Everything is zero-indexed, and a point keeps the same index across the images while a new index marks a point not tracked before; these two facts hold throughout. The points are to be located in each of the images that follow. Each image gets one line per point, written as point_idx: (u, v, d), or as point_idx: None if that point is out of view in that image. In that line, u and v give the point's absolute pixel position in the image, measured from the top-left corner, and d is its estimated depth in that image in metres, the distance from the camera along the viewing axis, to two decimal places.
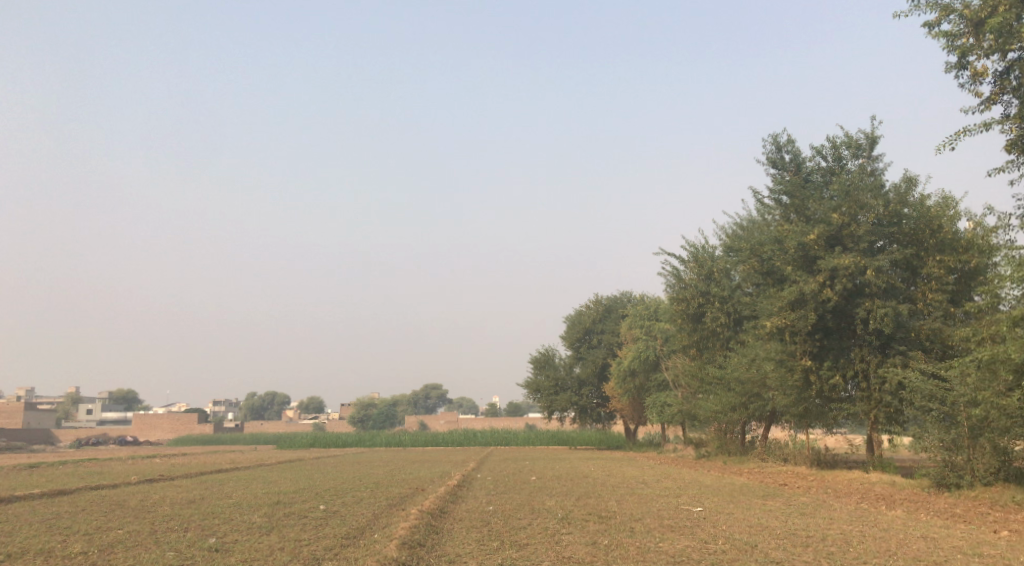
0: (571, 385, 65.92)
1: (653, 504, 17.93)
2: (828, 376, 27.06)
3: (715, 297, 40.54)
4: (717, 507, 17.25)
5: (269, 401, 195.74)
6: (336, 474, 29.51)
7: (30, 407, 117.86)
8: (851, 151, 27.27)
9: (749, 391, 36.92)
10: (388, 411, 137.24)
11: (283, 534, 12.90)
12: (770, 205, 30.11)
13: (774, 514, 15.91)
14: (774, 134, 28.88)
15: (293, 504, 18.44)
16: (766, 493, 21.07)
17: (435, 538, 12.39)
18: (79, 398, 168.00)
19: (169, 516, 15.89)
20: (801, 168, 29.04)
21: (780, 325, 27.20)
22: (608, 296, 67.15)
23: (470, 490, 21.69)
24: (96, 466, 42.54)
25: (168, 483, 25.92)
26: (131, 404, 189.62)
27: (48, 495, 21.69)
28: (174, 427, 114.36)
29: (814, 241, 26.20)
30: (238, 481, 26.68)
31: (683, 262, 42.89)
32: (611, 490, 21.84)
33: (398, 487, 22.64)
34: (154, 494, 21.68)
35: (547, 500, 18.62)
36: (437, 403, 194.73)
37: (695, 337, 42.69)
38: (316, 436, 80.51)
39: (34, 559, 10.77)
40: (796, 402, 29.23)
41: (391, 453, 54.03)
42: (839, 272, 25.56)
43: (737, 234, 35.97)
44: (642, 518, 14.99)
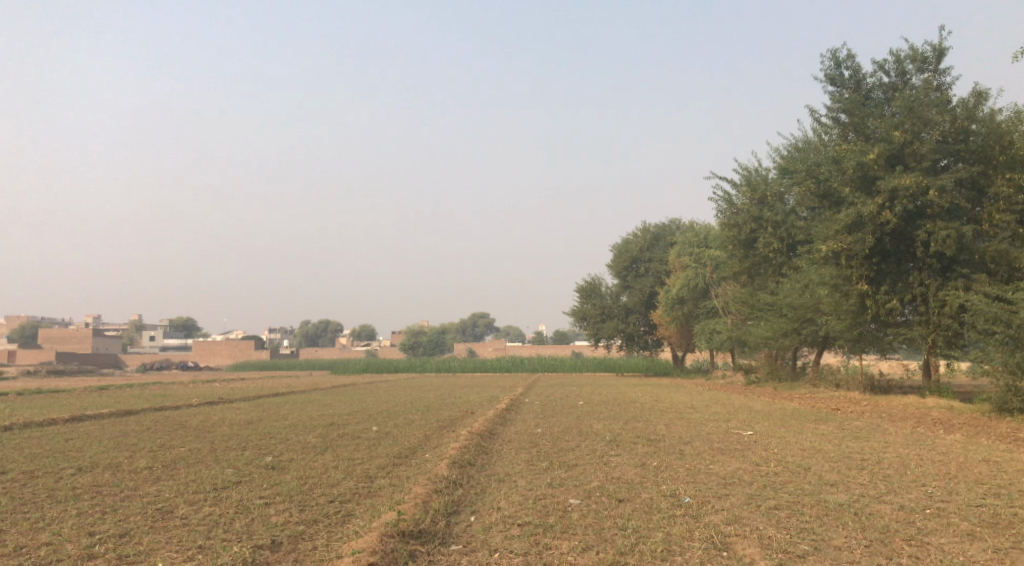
0: (619, 312, 65.77)
1: (703, 428, 17.83)
2: (885, 301, 26.42)
3: (768, 222, 39.64)
4: (768, 431, 17.09)
5: (322, 328, 200.20)
6: (388, 398, 30.07)
7: (97, 334, 122.47)
8: (916, 65, 25.97)
9: (802, 317, 36.33)
10: (437, 338, 139.27)
11: (337, 454, 13.14)
12: (827, 124, 29.01)
13: (826, 438, 15.70)
14: (834, 49, 27.62)
15: (346, 425, 18.79)
16: (819, 418, 20.80)
17: (485, 458, 12.49)
18: (142, 325, 173.98)
19: (228, 435, 16.34)
20: (861, 85, 27.83)
21: (836, 249, 26.49)
22: (657, 223, 66.28)
23: (518, 414, 21.87)
24: (160, 389, 44.09)
25: (227, 405, 26.71)
26: (191, 332, 195.81)
27: (114, 415, 22.50)
28: (232, 354, 117.88)
29: (873, 161, 25.24)
30: (294, 404, 27.37)
31: (735, 186, 41.91)
32: (660, 414, 21.82)
33: (448, 410, 22.95)
34: (214, 415, 22.35)
35: (596, 423, 18.66)
36: (485, 330, 196.91)
37: (747, 263, 41.98)
38: (368, 362, 82.19)
39: (101, 473, 11.12)
40: (851, 327, 28.68)
41: (441, 379, 54.89)
42: (899, 193, 24.65)
43: (791, 155, 34.87)
44: (691, 441, 14.92)
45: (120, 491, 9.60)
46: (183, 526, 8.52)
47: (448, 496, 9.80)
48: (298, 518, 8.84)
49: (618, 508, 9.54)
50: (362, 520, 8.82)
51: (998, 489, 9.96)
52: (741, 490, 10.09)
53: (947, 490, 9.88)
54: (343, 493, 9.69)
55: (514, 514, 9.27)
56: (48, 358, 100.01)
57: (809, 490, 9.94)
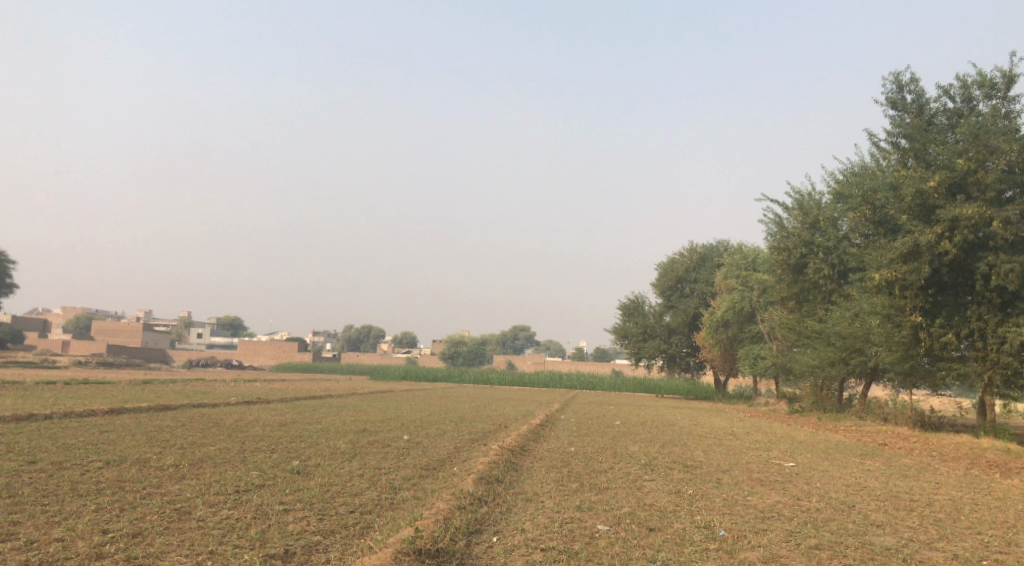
0: (661, 332, 64.88)
1: (742, 456, 17.26)
2: (941, 334, 25.46)
3: (819, 247, 38.68)
4: (811, 463, 16.43)
5: (365, 334, 202.03)
6: (424, 407, 29.87)
7: (147, 328, 125.06)
8: (983, 91, 25.11)
9: (851, 346, 35.29)
10: (478, 349, 139.31)
11: (364, 462, 12.94)
12: (887, 149, 28.20)
13: (873, 475, 15.00)
14: (896, 72, 26.87)
15: (378, 433, 18.64)
16: (865, 453, 20.02)
17: (514, 475, 12.16)
18: (190, 322, 177.50)
19: (259, 437, 16.25)
20: (924, 110, 27.01)
21: (890, 278, 25.64)
22: (704, 244, 65.35)
23: (553, 430, 21.51)
24: (201, 386, 44.63)
25: (264, 406, 26.81)
26: (237, 330, 199.09)
27: (152, 410, 22.70)
28: (276, 354, 119.33)
29: (934, 188, 24.40)
30: (329, 408, 27.39)
31: (787, 209, 41.10)
32: (698, 440, 21.22)
33: (482, 423, 22.68)
34: (249, 415, 22.39)
35: (632, 445, 18.22)
36: (526, 343, 196.69)
37: (795, 289, 41.03)
38: (407, 370, 82.43)
39: (128, 467, 11.05)
40: (902, 360, 27.72)
41: (479, 390, 54.65)
42: (960, 222, 23.77)
43: (848, 180, 34.00)
44: (729, 470, 14.37)
45: (142, 488, 9.49)
46: (198, 529, 8.36)
47: (472, 514, 9.48)
48: (316, 527, 8.62)
49: (648, 537, 9.11)
50: (381, 534, 8.54)
51: None
52: (780, 526, 9.58)
53: (1004, 541, 9.25)
54: (365, 504, 9.44)
55: (538, 537, 8.92)
56: (98, 349, 102.31)
57: (853, 531, 9.40)
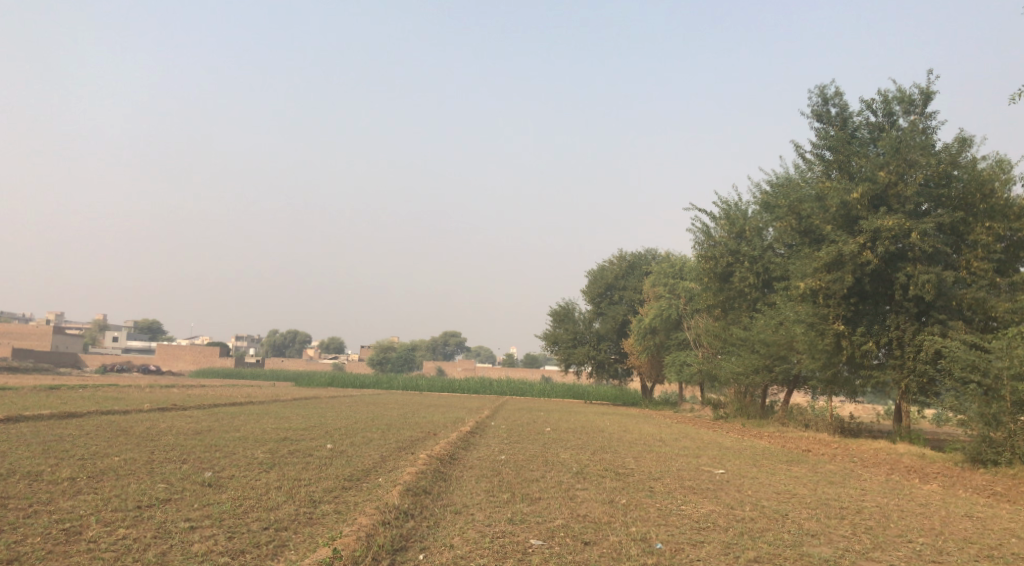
0: (590, 339, 65.20)
1: (673, 463, 17.15)
2: (861, 342, 26.01)
3: (745, 257, 39.26)
4: (740, 470, 16.40)
5: (290, 339, 197.96)
6: (349, 414, 29.03)
7: (57, 331, 119.48)
8: (903, 107, 25.84)
9: (775, 354, 35.91)
10: (407, 355, 137.88)
11: (283, 473, 12.23)
12: (811, 161, 28.77)
13: (801, 481, 15.03)
14: (821, 86, 27.43)
15: (300, 441, 17.86)
16: (790, 459, 20.17)
17: (442, 486, 11.66)
18: (106, 326, 170.77)
19: (170, 446, 15.32)
20: (847, 123, 27.64)
21: (815, 286, 26.09)
22: (633, 252, 66.02)
23: (483, 438, 21.09)
24: (114, 391, 42.65)
25: (179, 413, 25.58)
26: (156, 334, 192.50)
27: (57, 417, 21.35)
28: (196, 359, 115.62)
29: (857, 200, 24.94)
30: (250, 415, 26.34)
31: (714, 219, 41.68)
32: (628, 446, 21.09)
33: (410, 430, 22.07)
34: (163, 422, 21.28)
35: (562, 452, 17.91)
36: (456, 349, 195.94)
37: (721, 297, 41.60)
38: (334, 376, 80.84)
39: (18, 482, 10.14)
40: (824, 367, 28.24)
41: (407, 396, 53.79)
42: (882, 234, 24.32)
43: (773, 191, 34.65)
44: (661, 477, 14.18)
45: (29, 506, 8.67)
46: (88, 553, 7.61)
47: (396, 529, 8.96)
48: (223, 548, 7.96)
49: (584, 552, 8.75)
50: (295, 554, 7.95)
51: (990, 551, 9.31)
52: (716, 537, 9.35)
53: (937, 549, 9.22)
54: (281, 520, 8.81)
55: (467, 554, 8.45)
56: (4, 353, 97.19)
57: (789, 542, 9.22)
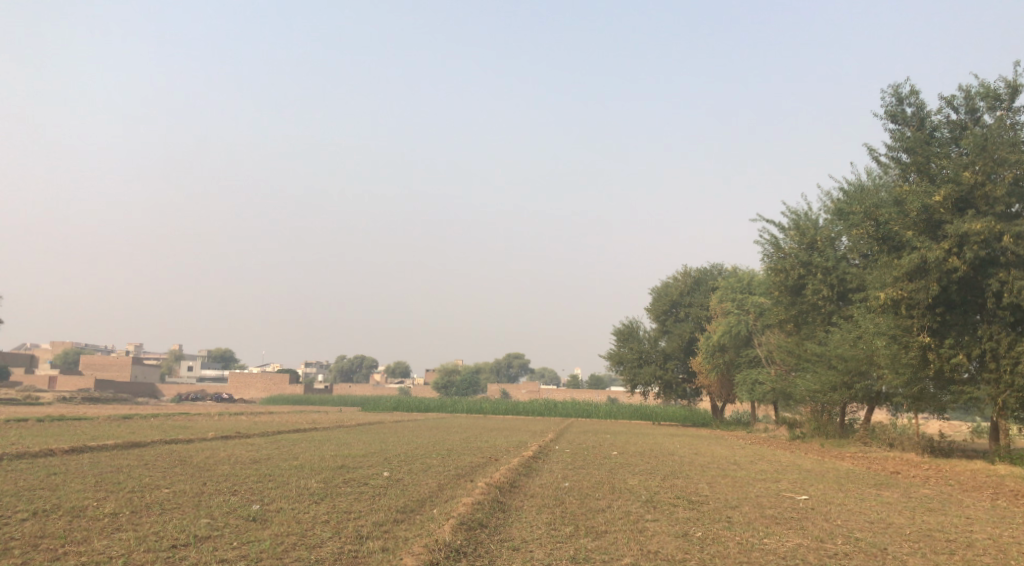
0: (656, 358, 63.62)
1: (750, 488, 15.98)
2: (950, 355, 24.35)
3: (818, 268, 37.64)
4: (825, 496, 15.15)
5: (357, 365, 200.25)
6: (410, 439, 28.43)
7: (135, 361, 122.78)
8: (987, 103, 24.26)
9: (854, 369, 34.15)
10: (472, 378, 137.53)
11: (334, 504, 11.58)
12: (887, 164, 27.27)
13: (894, 508, 13.75)
14: (895, 84, 26.00)
15: (358, 469, 17.28)
16: (879, 483, 18.68)
17: (500, 519, 10.84)
18: (180, 355, 175.45)
19: (224, 476, 14.86)
20: (925, 123, 26.13)
21: (896, 297, 24.57)
22: (698, 268, 64.38)
23: (546, 463, 20.18)
24: (182, 420, 43.09)
25: (241, 441, 25.38)
26: (228, 363, 197.11)
27: (118, 447, 21.25)
28: (266, 387, 117.37)
29: (939, 203, 23.45)
30: (311, 442, 25.99)
31: (783, 230, 40.14)
32: (700, 470, 19.91)
33: (471, 456, 21.31)
34: (222, 451, 20.98)
35: (630, 478, 16.87)
36: (519, 372, 194.80)
37: (794, 311, 39.90)
38: (399, 400, 80.87)
39: (58, 518, 9.71)
40: (909, 382, 26.58)
41: (471, 420, 53.08)
42: (970, 238, 22.76)
43: (846, 198, 33.10)
44: (739, 505, 13.07)
45: (60, 547, 8.21)
46: None
47: None
48: None
49: None
50: None
51: None
52: None
53: None
54: (323, 561, 8.15)
55: None
56: (85, 385, 100.22)
57: None
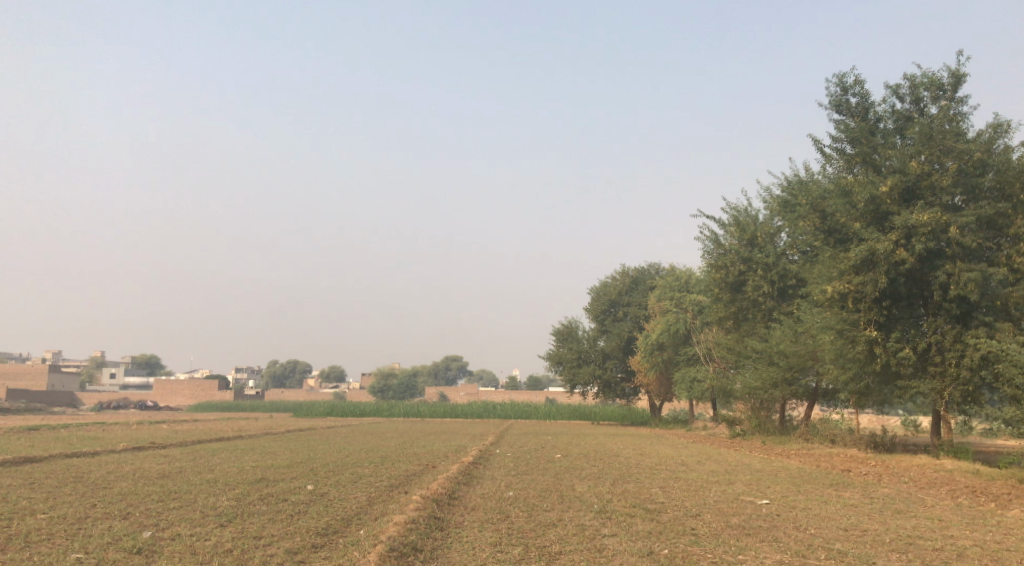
0: (595, 358, 62.87)
1: (706, 492, 14.94)
2: (897, 349, 23.84)
3: (758, 264, 37.20)
4: (786, 500, 14.21)
5: (291, 370, 195.77)
6: (340, 446, 26.67)
7: (54, 370, 116.82)
8: (931, 94, 23.90)
9: (795, 365, 33.71)
10: (410, 381, 135.09)
11: (245, 528, 10.05)
12: (830, 156, 26.75)
13: (861, 511, 12.91)
14: (839, 74, 25.49)
15: (279, 482, 15.63)
16: (836, 482, 17.87)
17: (436, 541, 9.46)
18: (103, 363, 168.31)
19: (121, 495, 13.08)
20: (869, 113, 25.67)
21: (843, 291, 23.98)
22: (636, 267, 63.93)
23: (487, 469, 18.84)
24: (95, 430, 40.20)
25: (153, 452, 23.29)
26: (155, 370, 190.06)
27: (9, 463, 19.08)
28: (195, 393, 113.00)
29: (887, 194, 22.96)
30: (232, 452, 24.05)
31: (723, 226, 39.63)
32: (650, 473, 18.83)
33: (406, 463, 19.83)
34: (127, 464, 19.00)
35: (579, 484, 15.68)
36: (457, 375, 192.98)
37: (734, 308, 39.37)
38: (332, 405, 78.35)
39: None
40: (854, 378, 26.03)
41: (407, 425, 51.32)
42: (917, 229, 22.31)
43: (789, 193, 32.65)
44: (700, 513, 11.97)
45: None
46: None
47: None
48: None
49: None
50: None
51: None
52: None
53: None
54: None
55: None
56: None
57: None
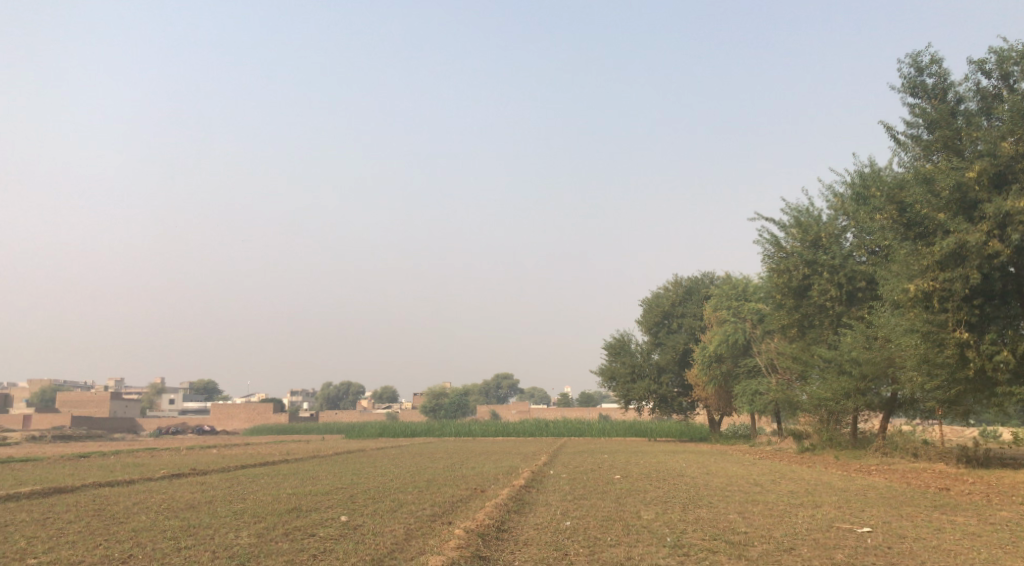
0: (650, 372, 60.60)
1: (794, 519, 13.06)
2: (992, 352, 21.46)
3: (823, 267, 34.88)
4: (888, 527, 12.23)
5: (343, 392, 196.51)
6: (384, 470, 25.09)
7: (114, 396, 118.04)
8: (1021, 69, 21.69)
9: (870, 373, 31.23)
10: (460, 400, 133.77)
11: None
12: (907, 144, 24.58)
13: (987, 542, 10.95)
14: (914, 53, 23.47)
15: (310, 514, 14.12)
16: (939, 504, 15.71)
17: None
18: (161, 388, 170.68)
19: (133, 533, 11.68)
20: (949, 94, 23.50)
21: (928, 289, 21.72)
22: (690, 276, 61.69)
23: (542, 493, 17.11)
24: (138, 457, 39.22)
25: (186, 480, 21.99)
26: (212, 395, 192.26)
27: (33, 495, 17.97)
28: (250, 417, 113.27)
29: (975, 179, 20.80)
30: (270, 477, 22.68)
31: (784, 228, 37.36)
32: (723, 496, 16.92)
33: (453, 488, 18.20)
34: (154, 495, 17.73)
35: (645, 511, 13.84)
36: (507, 394, 191.12)
37: (798, 314, 36.97)
38: (383, 426, 77.14)
39: None
40: (942, 386, 23.58)
41: (457, 445, 49.57)
42: (1012, 217, 20.09)
43: (861, 188, 30.43)
44: (794, 548, 10.11)
45: None
46: None
47: None
48: None
49: None
50: None
51: None
52: None
53: None
54: None
55: None
56: (59, 422, 95.89)
57: None
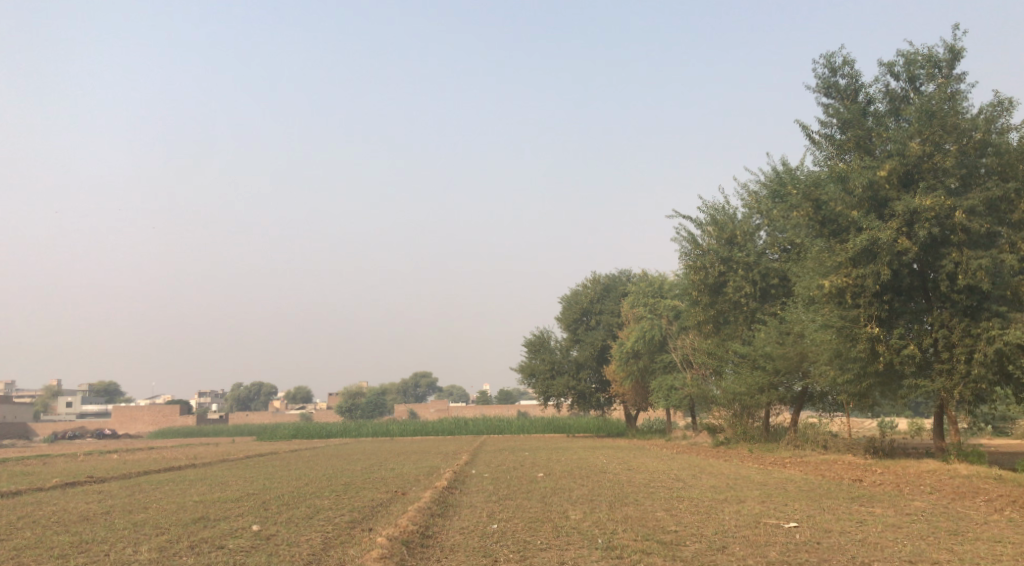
0: (568, 368, 60.79)
1: (723, 515, 12.95)
2: (900, 346, 22.07)
3: (738, 264, 35.49)
4: (814, 521, 12.22)
5: (255, 392, 191.20)
6: (299, 473, 24.11)
7: (6, 400, 111.43)
8: (927, 72, 22.39)
9: (783, 368, 31.89)
10: (377, 398, 131.78)
11: None
12: (820, 143, 25.10)
13: (911, 534, 11.03)
14: (827, 54, 23.98)
15: (219, 523, 13.23)
16: (856, 496, 15.92)
17: None
18: (59, 391, 162.23)
19: (18, 552, 10.64)
20: (860, 95, 24.11)
21: (841, 285, 22.20)
22: (607, 274, 62.22)
23: (465, 495, 16.60)
24: (30, 464, 36.80)
25: (82, 489, 20.57)
26: (114, 397, 183.98)
27: None
28: (155, 420, 108.82)
29: (885, 178, 21.35)
30: (176, 484, 21.45)
31: (700, 226, 37.86)
32: (649, 492, 16.79)
33: (371, 491, 17.52)
34: (45, 506, 16.42)
35: (573, 511, 13.52)
36: (425, 392, 189.52)
37: (713, 311, 37.51)
38: (297, 427, 75.12)
39: None
40: (854, 380, 24.14)
41: (374, 445, 48.50)
42: (920, 215, 20.70)
43: (776, 185, 31.01)
44: (727, 547, 9.92)
45: None
46: None
47: None
48: None
49: None
50: None
51: None
52: None
53: None
54: None
55: None
56: None
57: None
